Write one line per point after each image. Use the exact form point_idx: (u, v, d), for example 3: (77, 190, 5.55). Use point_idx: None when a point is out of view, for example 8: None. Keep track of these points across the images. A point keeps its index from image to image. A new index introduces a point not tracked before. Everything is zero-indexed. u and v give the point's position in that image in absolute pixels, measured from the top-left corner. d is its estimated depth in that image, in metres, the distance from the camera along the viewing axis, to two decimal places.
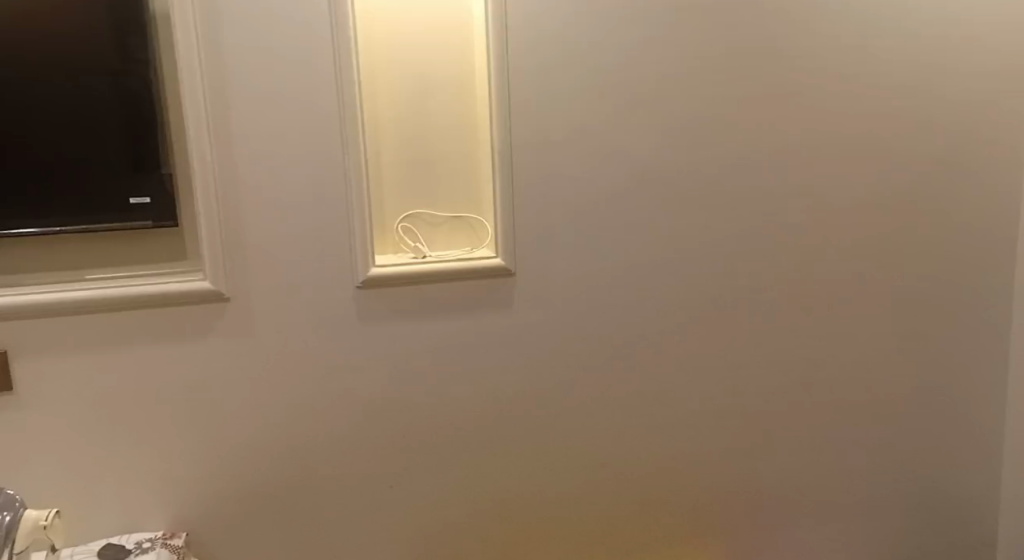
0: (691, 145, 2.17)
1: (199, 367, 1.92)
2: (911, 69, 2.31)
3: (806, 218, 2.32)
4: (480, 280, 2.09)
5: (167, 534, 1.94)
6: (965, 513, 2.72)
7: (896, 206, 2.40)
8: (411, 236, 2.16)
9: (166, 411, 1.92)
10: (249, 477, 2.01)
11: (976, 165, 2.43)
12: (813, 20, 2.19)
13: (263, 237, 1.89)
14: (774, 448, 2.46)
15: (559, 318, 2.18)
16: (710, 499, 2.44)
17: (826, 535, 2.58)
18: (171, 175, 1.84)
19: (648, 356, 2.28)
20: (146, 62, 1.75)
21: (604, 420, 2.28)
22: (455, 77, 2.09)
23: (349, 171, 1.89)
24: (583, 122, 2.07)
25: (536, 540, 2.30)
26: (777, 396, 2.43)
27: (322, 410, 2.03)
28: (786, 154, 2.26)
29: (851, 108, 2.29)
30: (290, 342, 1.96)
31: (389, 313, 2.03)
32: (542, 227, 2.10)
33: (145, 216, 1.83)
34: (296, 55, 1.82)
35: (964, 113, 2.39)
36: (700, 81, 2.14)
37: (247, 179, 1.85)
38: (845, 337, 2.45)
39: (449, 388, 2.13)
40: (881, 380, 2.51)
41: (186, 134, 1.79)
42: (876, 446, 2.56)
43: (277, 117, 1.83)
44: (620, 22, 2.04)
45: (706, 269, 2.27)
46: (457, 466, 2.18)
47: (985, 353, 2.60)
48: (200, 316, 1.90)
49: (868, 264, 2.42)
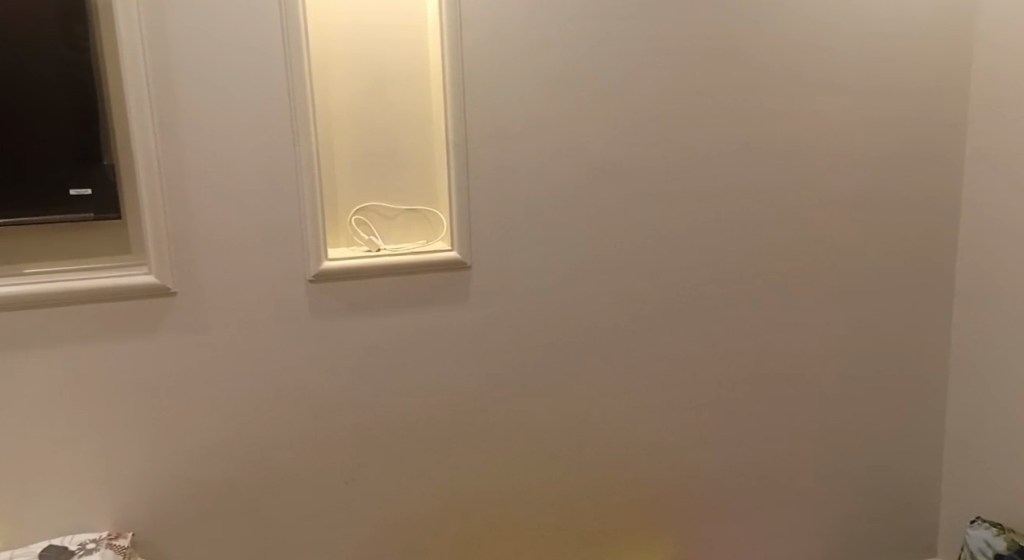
0: (644, 143, 2.20)
1: (144, 365, 1.88)
2: (859, 71, 2.36)
3: (758, 216, 2.37)
4: (434, 274, 2.09)
5: (113, 534, 1.91)
6: (907, 501, 2.82)
7: (843, 205, 2.46)
8: (365, 229, 2.13)
9: (110, 410, 1.88)
10: (198, 475, 1.99)
11: (920, 165, 2.50)
12: (764, 21, 2.23)
13: (212, 230, 1.86)
14: (723, 442, 2.53)
15: (513, 315, 2.19)
16: (661, 492, 2.50)
17: (773, 525, 2.67)
18: (114, 167, 1.77)
19: (601, 352, 2.31)
20: (87, 50, 1.69)
21: (557, 415, 2.31)
22: (410, 70, 2.08)
23: (301, 164, 1.88)
24: (537, 118, 2.08)
25: (490, 534, 2.33)
26: (726, 390, 2.49)
27: (273, 407, 2.01)
28: (737, 153, 2.30)
29: (801, 108, 2.33)
30: (240, 337, 1.94)
31: (342, 308, 2.01)
32: (497, 222, 2.11)
33: (87, 208, 1.76)
34: (244, 46, 1.79)
35: (909, 115, 2.45)
36: (654, 79, 2.16)
37: (194, 172, 1.81)
38: (792, 333, 2.51)
39: (402, 384, 2.13)
40: (826, 375, 2.59)
41: (129, 125, 1.74)
42: (821, 438, 2.64)
43: (227, 109, 1.80)
44: (573, 19, 2.05)
45: (658, 266, 2.31)
46: (410, 461, 2.19)
47: (926, 348, 2.69)
48: (146, 312, 1.85)
49: (816, 262, 2.48)
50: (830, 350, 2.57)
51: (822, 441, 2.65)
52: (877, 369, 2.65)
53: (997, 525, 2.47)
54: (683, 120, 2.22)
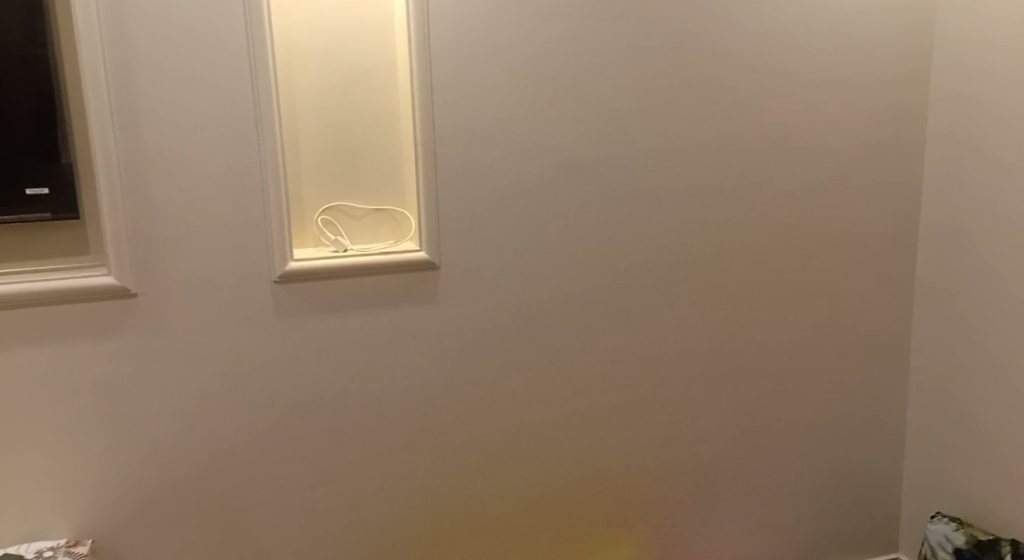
0: (611, 144, 2.21)
1: (104, 368, 1.84)
2: (820, 74, 2.40)
3: (723, 216, 2.40)
4: (402, 275, 2.08)
5: (72, 541, 1.87)
6: (870, 497, 2.88)
7: (807, 206, 2.50)
8: (332, 229, 2.12)
9: (69, 414, 1.84)
10: (161, 480, 1.96)
11: (881, 166, 2.55)
12: (727, 23, 2.26)
13: (175, 231, 1.83)
14: (690, 440, 2.56)
15: (481, 315, 2.19)
16: (630, 491, 2.52)
17: (740, 521, 2.71)
18: (73, 166, 1.73)
19: (570, 351, 2.32)
20: (44, 45, 1.65)
21: (526, 415, 2.32)
22: (376, 70, 2.07)
23: (265, 163, 1.85)
24: (504, 118, 2.08)
25: (459, 534, 2.33)
26: (693, 389, 2.51)
27: (237, 410, 1.99)
28: (703, 154, 2.33)
29: (764, 110, 2.36)
30: (204, 339, 1.91)
31: (308, 309, 1.99)
32: (465, 223, 2.10)
33: (44, 208, 1.72)
34: (208, 44, 1.76)
35: (870, 117, 2.49)
36: (620, 80, 2.18)
37: (156, 172, 1.78)
38: (757, 332, 2.55)
39: (370, 385, 2.11)
40: (791, 373, 2.63)
41: (87, 123, 1.70)
42: (786, 436, 2.69)
43: (190, 108, 1.77)
44: (540, 19, 2.05)
45: (626, 266, 2.32)
46: (378, 463, 2.17)
47: (888, 346, 2.74)
48: (106, 314, 1.82)
49: (780, 262, 2.52)
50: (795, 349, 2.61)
51: (788, 439, 2.69)
52: (841, 367, 2.70)
53: (956, 520, 2.53)
54: (650, 121, 2.24)
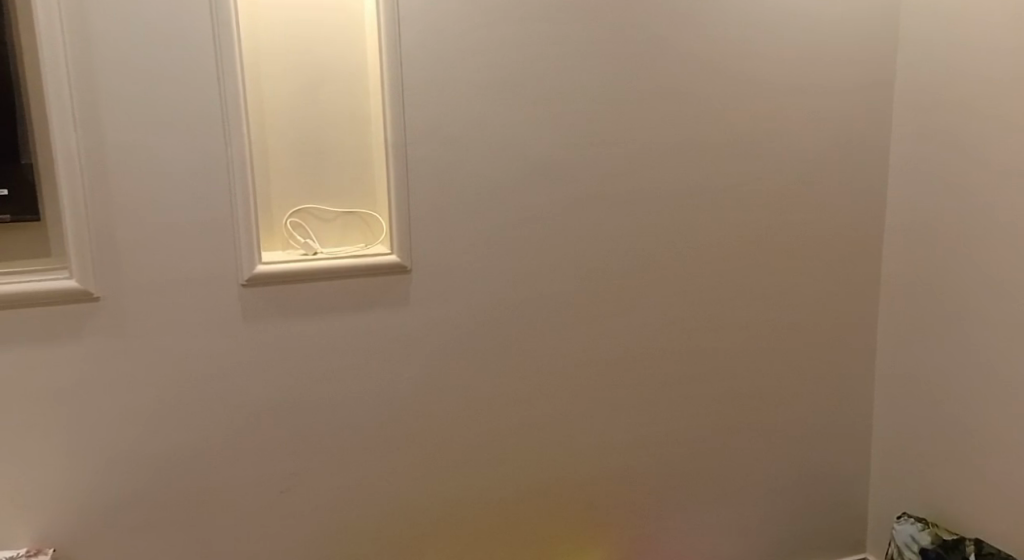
0: (580, 146, 2.22)
1: (66, 374, 1.81)
2: (786, 78, 2.42)
3: (693, 219, 2.42)
4: (371, 278, 2.07)
5: (31, 550, 1.83)
6: (839, 498, 2.90)
7: (773, 209, 2.53)
8: (301, 232, 2.09)
9: (28, 421, 1.80)
10: (124, 487, 1.92)
11: (847, 170, 2.59)
12: (693, 28, 2.28)
13: (139, 234, 1.79)
14: (661, 442, 2.57)
15: (451, 317, 2.19)
16: (600, 494, 2.52)
17: (710, 524, 2.72)
18: (33, 166, 1.70)
19: (541, 354, 2.32)
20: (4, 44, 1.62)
21: (497, 419, 2.31)
22: (347, 73, 2.05)
23: (233, 165, 1.83)
24: (473, 120, 2.09)
25: (429, 539, 2.32)
26: (663, 392, 2.53)
27: (203, 415, 1.96)
28: (671, 157, 2.35)
29: (732, 114, 2.39)
30: (168, 343, 1.88)
31: (275, 313, 1.97)
32: (433, 224, 2.11)
33: (3, 209, 1.68)
34: (174, 45, 1.74)
35: (835, 122, 2.53)
36: (589, 83, 2.19)
37: (119, 174, 1.75)
38: (726, 335, 2.57)
39: (339, 389, 2.09)
40: (760, 375, 2.66)
41: (49, 123, 1.67)
42: (755, 438, 2.71)
43: (155, 109, 1.75)
44: (507, 22, 2.07)
45: (596, 269, 2.33)
46: (347, 468, 2.15)
47: (855, 348, 2.77)
48: (67, 318, 1.78)
49: (748, 264, 2.54)
50: (764, 351, 2.64)
51: (757, 441, 2.71)
52: (809, 370, 2.73)
53: (921, 520, 2.55)
54: (618, 124, 2.25)
